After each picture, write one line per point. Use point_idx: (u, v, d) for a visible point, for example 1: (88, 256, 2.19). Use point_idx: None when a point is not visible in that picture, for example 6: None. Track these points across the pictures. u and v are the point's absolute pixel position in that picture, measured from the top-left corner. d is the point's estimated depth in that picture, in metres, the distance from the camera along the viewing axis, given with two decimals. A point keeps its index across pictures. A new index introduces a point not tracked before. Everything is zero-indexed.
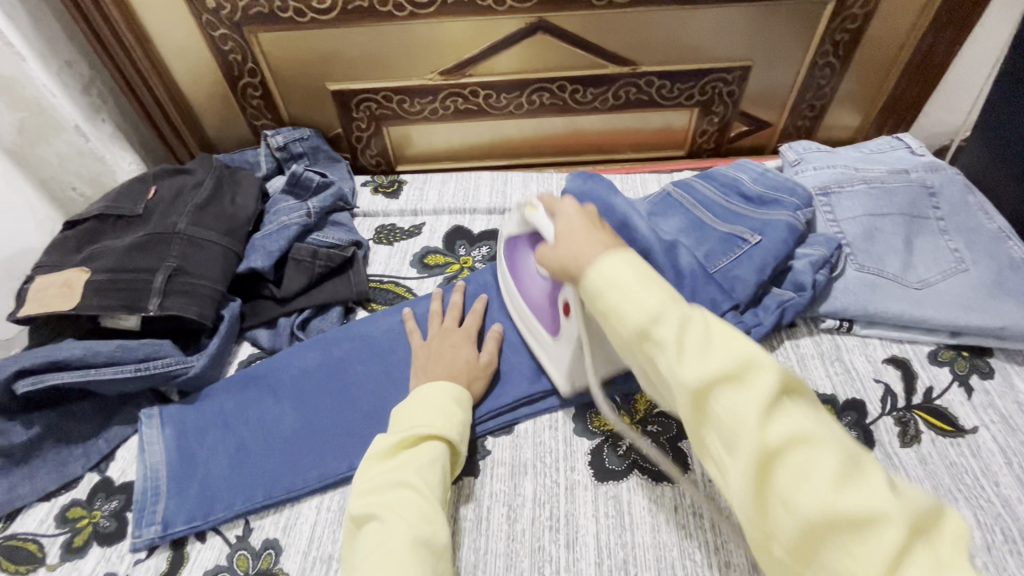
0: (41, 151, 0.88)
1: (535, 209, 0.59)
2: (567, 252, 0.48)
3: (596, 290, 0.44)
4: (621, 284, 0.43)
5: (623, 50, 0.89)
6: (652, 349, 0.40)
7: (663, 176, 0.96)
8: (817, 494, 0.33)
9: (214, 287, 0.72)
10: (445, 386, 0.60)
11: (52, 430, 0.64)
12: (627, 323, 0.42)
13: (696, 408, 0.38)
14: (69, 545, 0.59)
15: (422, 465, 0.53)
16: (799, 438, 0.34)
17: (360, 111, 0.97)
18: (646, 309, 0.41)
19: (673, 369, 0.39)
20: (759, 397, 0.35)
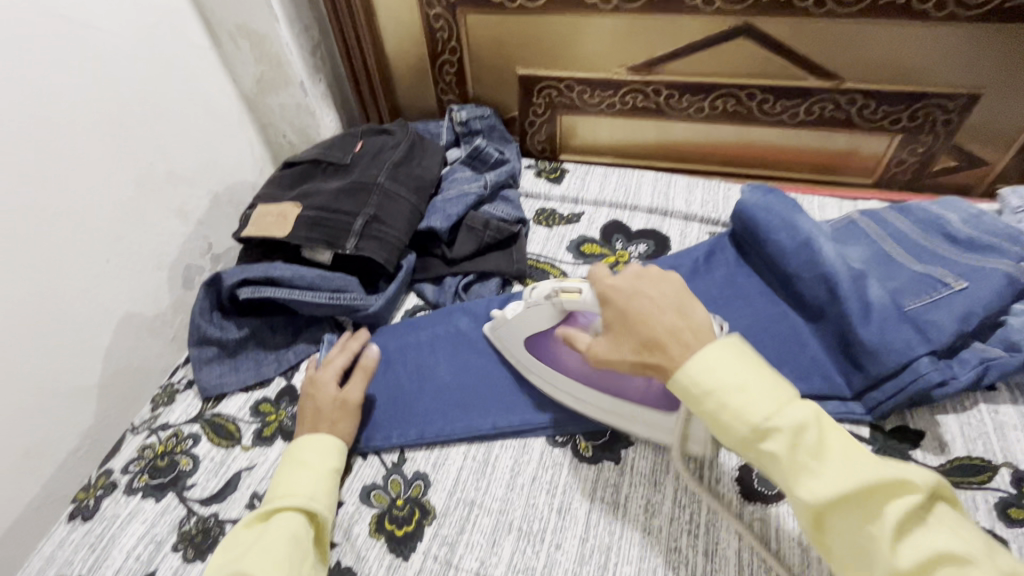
0: (270, 100, 1.02)
1: (577, 294, 0.56)
2: (661, 304, 0.49)
3: (717, 382, 0.44)
4: (748, 386, 0.44)
5: (831, 62, 0.84)
6: (758, 457, 0.43)
7: (845, 203, 0.90)
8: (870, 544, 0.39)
9: (400, 238, 0.79)
10: (298, 448, 0.60)
11: (256, 335, 0.75)
12: (746, 423, 0.43)
13: (815, 521, 0.42)
14: (260, 433, 0.68)
15: (268, 541, 0.51)
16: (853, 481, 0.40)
17: (540, 97, 1.01)
18: (784, 413, 0.42)
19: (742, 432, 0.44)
20: (822, 464, 0.41)
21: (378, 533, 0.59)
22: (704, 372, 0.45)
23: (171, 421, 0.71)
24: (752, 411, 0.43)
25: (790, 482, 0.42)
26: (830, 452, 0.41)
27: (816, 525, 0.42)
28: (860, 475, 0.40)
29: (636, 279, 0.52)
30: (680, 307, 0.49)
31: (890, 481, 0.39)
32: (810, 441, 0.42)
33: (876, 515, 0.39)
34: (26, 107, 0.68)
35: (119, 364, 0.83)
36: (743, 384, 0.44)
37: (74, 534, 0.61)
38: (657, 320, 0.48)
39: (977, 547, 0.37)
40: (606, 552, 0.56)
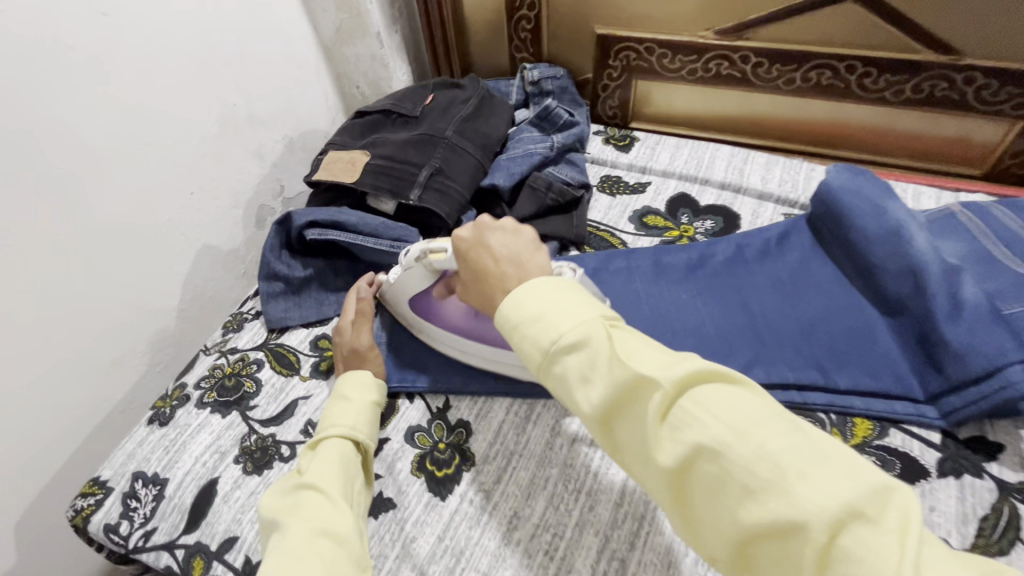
0: (347, 49, 1.04)
1: (444, 254, 0.58)
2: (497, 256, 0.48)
3: (518, 316, 0.41)
4: (544, 312, 0.40)
5: (953, 34, 0.75)
6: (555, 385, 0.40)
7: (945, 194, 0.82)
8: (658, 445, 0.35)
9: (462, 193, 0.80)
10: (340, 385, 0.63)
11: (319, 275, 0.79)
12: (537, 350, 0.40)
13: (607, 433, 0.38)
14: (317, 366, 0.72)
15: (324, 460, 0.54)
16: (624, 379, 0.36)
17: (617, 59, 0.97)
18: (563, 331, 0.39)
19: (530, 349, 0.40)
20: (600, 367, 0.37)
21: (420, 472, 0.61)
22: (516, 312, 0.41)
23: (238, 346, 0.76)
24: (544, 319, 0.40)
25: (570, 398, 0.39)
26: (598, 358, 0.37)
27: (606, 434, 0.38)
28: (621, 377, 0.36)
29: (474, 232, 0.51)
30: (521, 256, 0.47)
31: (641, 377, 0.35)
32: (589, 353, 0.38)
33: (640, 412, 0.35)
34: (127, 38, 0.72)
35: (196, 291, 0.89)
36: (535, 314, 0.40)
37: (151, 437, 0.67)
38: (491, 270, 0.47)
39: (740, 430, 0.32)
40: (640, 521, 0.55)
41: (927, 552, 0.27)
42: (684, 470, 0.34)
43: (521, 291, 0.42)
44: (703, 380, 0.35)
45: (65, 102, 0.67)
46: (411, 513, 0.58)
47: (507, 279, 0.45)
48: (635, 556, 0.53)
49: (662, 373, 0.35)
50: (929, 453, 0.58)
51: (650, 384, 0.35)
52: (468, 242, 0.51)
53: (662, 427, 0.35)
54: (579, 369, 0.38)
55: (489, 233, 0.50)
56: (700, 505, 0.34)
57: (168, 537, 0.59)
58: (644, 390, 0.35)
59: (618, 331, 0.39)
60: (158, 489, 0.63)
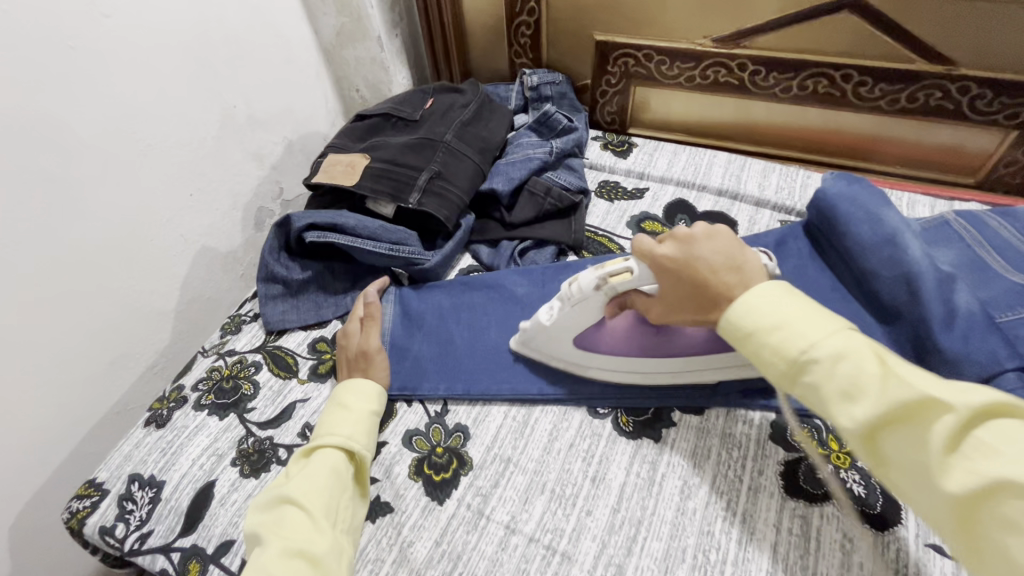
0: (347, 53, 1.05)
1: (630, 272, 0.53)
2: (714, 257, 0.48)
3: (750, 321, 0.44)
4: (783, 319, 0.42)
5: (948, 44, 0.76)
6: (803, 393, 0.41)
7: (939, 202, 0.83)
8: (932, 462, 0.35)
9: (462, 197, 0.80)
10: (340, 391, 0.63)
11: (318, 278, 0.79)
12: (783, 356, 0.42)
13: (870, 451, 0.38)
14: (315, 369, 0.72)
15: (311, 474, 0.54)
16: (899, 396, 0.36)
17: (616, 66, 0.97)
18: (801, 343, 0.41)
19: (777, 355, 0.42)
20: (872, 383, 0.37)
21: (417, 476, 0.61)
22: (746, 318, 0.44)
23: (236, 349, 0.76)
24: (784, 323, 0.42)
25: (826, 410, 0.39)
26: (868, 379, 0.38)
27: (870, 452, 0.39)
28: (900, 397, 0.36)
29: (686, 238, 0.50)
30: (736, 259, 0.48)
31: (929, 399, 0.36)
32: (851, 365, 0.38)
33: (924, 436, 0.35)
34: (128, 39, 0.72)
35: (194, 293, 0.89)
36: (782, 323, 0.42)
37: (148, 438, 0.67)
38: (713, 278, 0.47)
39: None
40: (636, 526, 0.56)
41: None
42: (975, 500, 0.33)
43: (769, 298, 0.44)
44: (996, 415, 0.34)
45: (64, 101, 0.67)
46: (408, 517, 0.58)
47: (737, 287, 0.46)
48: (632, 561, 0.54)
49: (957, 399, 0.35)
50: None
51: (937, 406, 0.35)
52: (685, 241, 0.50)
53: (950, 452, 0.34)
54: (828, 375, 0.39)
55: (694, 245, 0.49)
56: (989, 539, 0.33)
57: (164, 540, 0.59)
58: (925, 412, 0.36)
59: (888, 355, 0.39)
60: (154, 491, 0.63)
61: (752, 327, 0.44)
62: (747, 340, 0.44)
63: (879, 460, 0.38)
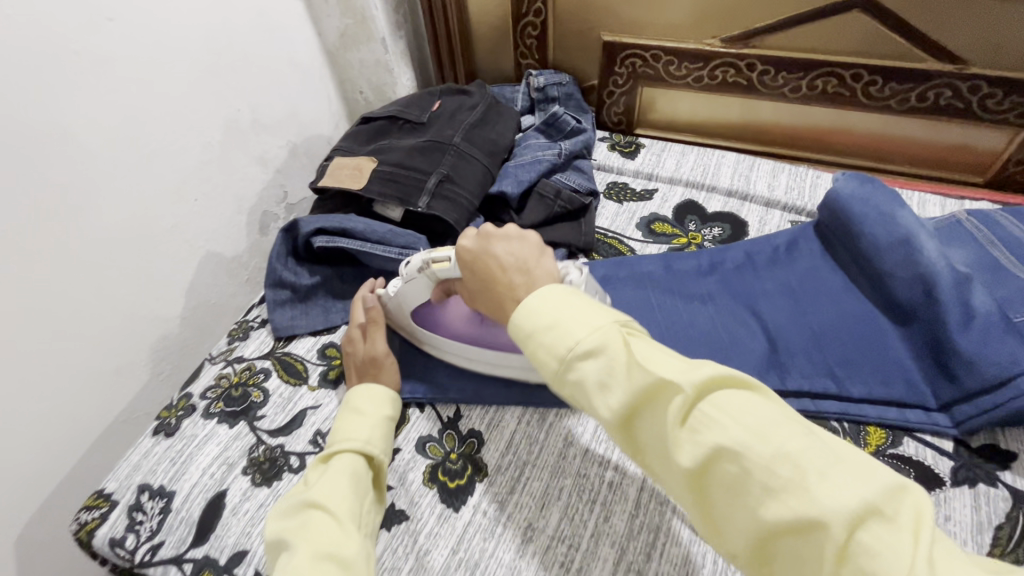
0: (351, 55, 1.04)
1: (447, 260, 0.58)
2: (507, 260, 0.48)
3: (526, 324, 0.41)
4: (555, 317, 0.40)
5: (959, 43, 0.75)
6: (571, 391, 0.39)
7: (950, 201, 0.82)
8: (677, 446, 0.34)
9: (470, 200, 0.79)
10: (353, 396, 0.63)
11: (326, 283, 0.78)
12: (554, 356, 0.39)
13: (625, 437, 0.37)
14: (325, 375, 0.71)
15: (333, 478, 0.53)
16: (642, 383, 0.35)
17: (622, 66, 0.97)
18: (563, 344, 0.39)
19: (544, 353, 0.40)
20: (621, 374, 0.36)
21: (431, 483, 0.60)
22: (528, 323, 0.41)
23: (245, 355, 0.75)
24: (553, 322, 0.40)
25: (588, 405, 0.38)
26: (617, 366, 0.37)
27: (625, 438, 0.37)
28: (641, 382, 0.35)
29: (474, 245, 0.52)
30: (526, 264, 0.47)
31: (665, 382, 0.34)
32: (607, 357, 0.37)
33: (663, 417, 0.35)
34: (132, 43, 0.72)
35: (200, 299, 0.88)
36: (547, 321, 0.40)
37: (156, 448, 0.66)
38: (495, 275, 0.48)
39: (758, 433, 0.32)
40: (655, 532, 0.55)
41: (940, 549, 0.28)
42: (705, 472, 0.33)
43: (548, 301, 0.41)
44: (725, 385, 0.35)
45: (68, 107, 0.66)
46: (424, 525, 0.58)
47: (516, 287, 0.46)
48: (652, 568, 0.53)
49: (682, 379, 0.34)
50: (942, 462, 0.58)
51: (674, 387, 0.34)
52: (475, 252, 0.51)
53: (685, 430, 0.34)
54: (590, 372, 0.37)
55: (493, 244, 0.50)
56: (724, 508, 0.33)
57: (176, 551, 0.58)
58: (666, 393, 0.35)
59: (633, 336, 0.38)
60: (165, 502, 0.62)
61: (530, 329, 0.41)
62: (529, 344, 0.41)
63: (633, 448, 0.37)
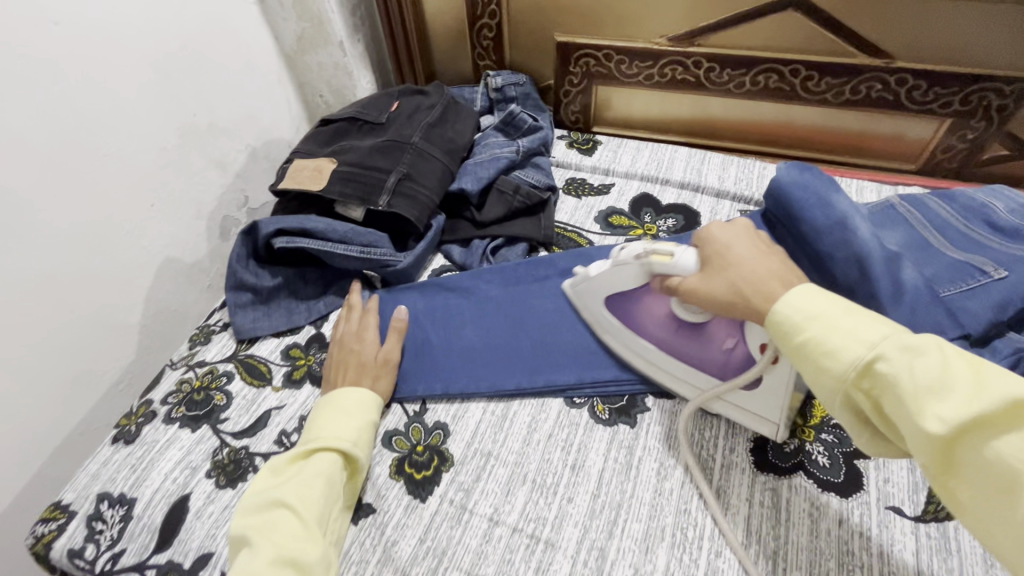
0: (309, 58, 1.04)
1: (670, 256, 0.57)
2: (752, 274, 0.48)
3: (790, 325, 0.43)
4: (825, 319, 0.41)
5: (885, 39, 0.81)
6: (873, 397, 0.38)
7: (885, 187, 0.88)
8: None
9: (431, 197, 0.80)
10: (342, 395, 0.62)
11: (289, 284, 0.78)
12: (846, 354, 0.39)
13: (943, 457, 0.36)
14: (290, 375, 0.71)
15: (306, 479, 0.53)
16: (958, 388, 0.35)
17: (577, 66, 0.99)
18: (852, 347, 0.39)
19: (835, 355, 0.39)
20: (941, 379, 0.35)
21: (398, 475, 0.61)
22: (793, 329, 0.43)
23: (206, 359, 0.74)
24: (833, 319, 0.41)
25: (904, 409, 0.36)
26: (950, 378, 0.35)
27: (947, 461, 0.35)
28: (990, 399, 0.34)
29: (724, 251, 0.52)
30: (772, 266, 0.48)
31: (1022, 403, 0.33)
32: (931, 368, 0.36)
33: (1014, 439, 0.33)
34: (82, 47, 0.71)
35: (159, 306, 0.87)
36: (834, 323, 0.41)
37: (116, 456, 0.65)
38: (750, 271, 0.48)
39: None
40: (616, 509, 0.57)
41: None
42: None
43: (844, 310, 0.41)
44: None
45: (15, 113, 0.64)
46: (391, 516, 0.58)
47: (772, 278, 0.47)
48: (614, 543, 0.55)
49: None
50: None
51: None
52: (736, 258, 0.51)
53: None
54: (899, 374, 0.37)
55: (739, 244, 0.51)
56: None
57: (138, 558, 0.57)
58: (1019, 415, 0.33)
59: (974, 361, 0.36)
60: (126, 509, 0.61)
61: (802, 325, 0.42)
62: (808, 341, 0.41)
63: (957, 471, 0.35)
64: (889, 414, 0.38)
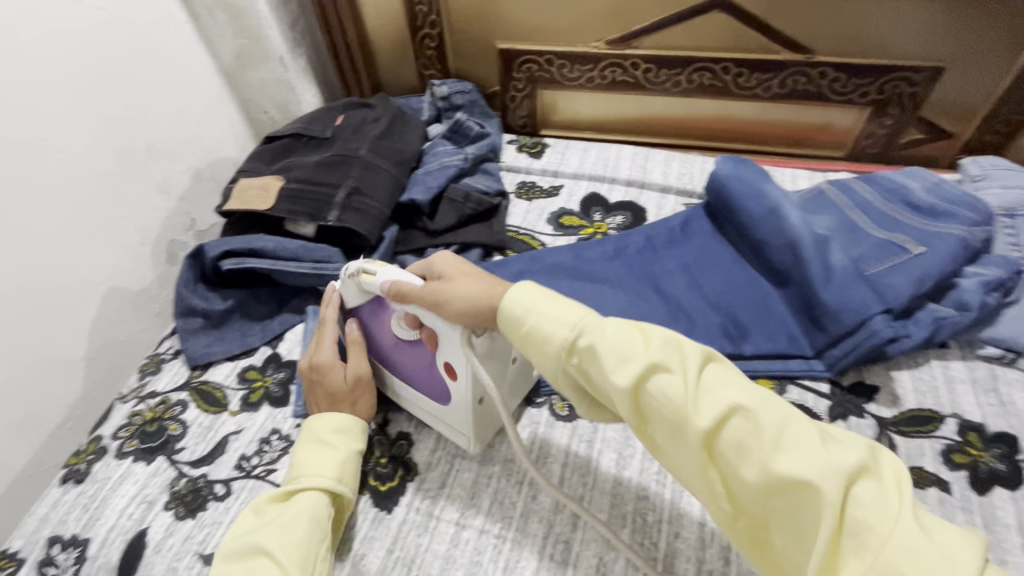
0: (250, 75, 1.02)
1: (374, 275, 0.59)
2: (461, 300, 0.52)
3: (512, 320, 0.47)
4: (534, 306, 0.46)
5: (805, 34, 0.86)
6: (606, 395, 0.44)
7: (816, 174, 0.93)
8: (730, 463, 0.38)
9: (381, 209, 0.80)
10: (321, 423, 0.58)
11: (241, 305, 0.77)
12: (559, 342, 0.44)
13: (636, 409, 0.42)
14: (247, 399, 0.70)
15: (287, 522, 0.50)
16: (671, 391, 0.40)
17: (520, 72, 1.01)
18: (567, 321, 0.45)
19: (568, 357, 0.44)
20: (677, 383, 0.40)
21: (363, 489, 0.61)
22: (511, 323, 0.47)
23: (158, 389, 0.72)
24: (559, 319, 0.45)
25: (603, 379, 0.42)
26: (674, 377, 0.41)
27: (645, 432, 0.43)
28: (704, 402, 0.39)
29: (440, 280, 0.54)
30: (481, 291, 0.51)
31: (732, 405, 0.39)
32: (661, 372, 0.41)
33: (709, 428, 0.39)
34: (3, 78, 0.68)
35: (106, 337, 0.84)
36: (539, 312, 0.46)
37: (67, 496, 0.63)
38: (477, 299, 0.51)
39: (796, 448, 0.36)
40: (579, 501, 0.59)
41: (928, 522, 0.33)
42: (767, 493, 0.37)
43: (556, 302, 0.46)
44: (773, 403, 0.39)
45: None
46: (358, 530, 0.58)
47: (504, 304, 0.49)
48: (579, 535, 0.57)
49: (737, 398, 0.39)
50: (821, 402, 0.66)
51: (739, 402, 0.39)
52: (434, 288, 0.53)
53: (739, 449, 0.38)
54: (622, 373, 0.41)
55: (452, 281, 0.53)
56: (787, 526, 0.37)
57: None
58: (735, 412, 0.39)
59: (672, 346, 0.42)
60: (79, 551, 0.59)
61: (540, 325, 0.45)
62: (530, 336, 0.46)
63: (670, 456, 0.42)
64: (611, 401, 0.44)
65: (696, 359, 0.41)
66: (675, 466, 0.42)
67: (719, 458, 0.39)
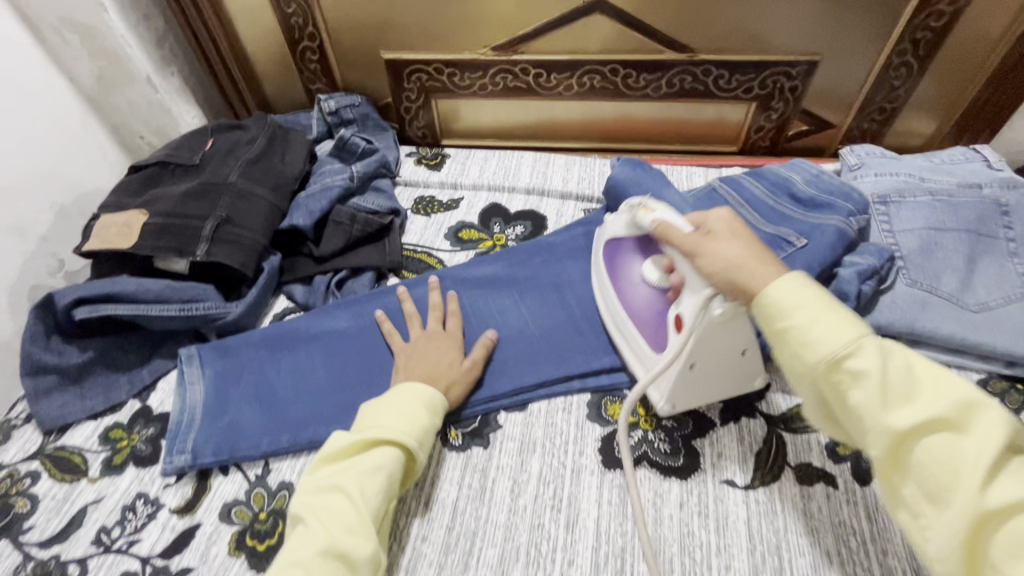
0: (115, 98, 0.93)
1: (652, 211, 0.60)
2: (715, 262, 0.50)
3: (773, 313, 0.46)
4: (797, 309, 0.45)
5: (684, 33, 0.86)
6: (848, 415, 0.43)
7: (711, 170, 0.93)
8: (1002, 553, 0.37)
9: (257, 239, 0.75)
10: (413, 391, 0.58)
11: (103, 356, 0.69)
12: (820, 357, 0.43)
13: (893, 453, 0.42)
14: (109, 462, 0.63)
15: (365, 470, 0.52)
16: (942, 457, 0.39)
17: (411, 82, 0.98)
18: (833, 346, 0.43)
19: (867, 408, 0.42)
20: (982, 455, 0.38)
21: (238, 551, 0.56)
22: (767, 312, 0.46)
23: (5, 461, 0.64)
24: (811, 310, 0.44)
25: (867, 417, 0.42)
26: (971, 446, 0.39)
27: (897, 474, 0.42)
28: (974, 470, 0.38)
29: (700, 234, 0.53)
30: (747, 262, 0.49)
31: None
32: (940, 434, 0.40)
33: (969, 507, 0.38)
34: None
35: None
36: (809, 319, 0.44)
37: None
38: (738, 269, 0.49)
39: None
40: (471, 538, 0.56)
41: None
42: None
43: (829, 312, 0.44)
44: None
45: None
46: None
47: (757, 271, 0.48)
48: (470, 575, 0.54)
49: None
50: (713, 406, 0.64)
51: None
52: (693, 243, 0.53)
53: (1006, 544, 0.37)
54: (868, 406, 0.42)
55: (712, 241, 0.52)
56: None
57: None
58: None
59: (974, 408, 0.40)
60: None
61: (797, 335, 0.44)
62: (793, 339, 0.44)
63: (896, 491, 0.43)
64: (855, 422, 0.43)
65: (1007, 424, 0.39)
66: (930, 534, 0.40)
67: (999, 544, 0.37)
